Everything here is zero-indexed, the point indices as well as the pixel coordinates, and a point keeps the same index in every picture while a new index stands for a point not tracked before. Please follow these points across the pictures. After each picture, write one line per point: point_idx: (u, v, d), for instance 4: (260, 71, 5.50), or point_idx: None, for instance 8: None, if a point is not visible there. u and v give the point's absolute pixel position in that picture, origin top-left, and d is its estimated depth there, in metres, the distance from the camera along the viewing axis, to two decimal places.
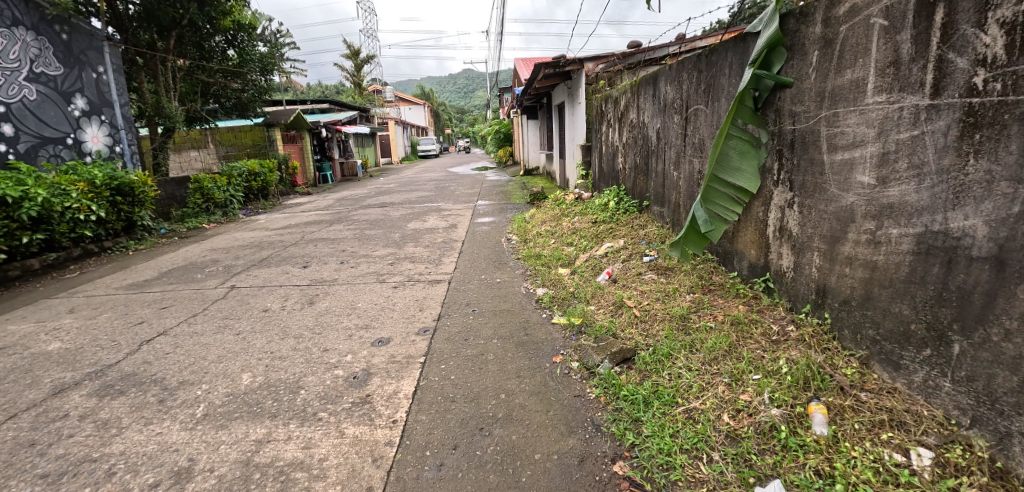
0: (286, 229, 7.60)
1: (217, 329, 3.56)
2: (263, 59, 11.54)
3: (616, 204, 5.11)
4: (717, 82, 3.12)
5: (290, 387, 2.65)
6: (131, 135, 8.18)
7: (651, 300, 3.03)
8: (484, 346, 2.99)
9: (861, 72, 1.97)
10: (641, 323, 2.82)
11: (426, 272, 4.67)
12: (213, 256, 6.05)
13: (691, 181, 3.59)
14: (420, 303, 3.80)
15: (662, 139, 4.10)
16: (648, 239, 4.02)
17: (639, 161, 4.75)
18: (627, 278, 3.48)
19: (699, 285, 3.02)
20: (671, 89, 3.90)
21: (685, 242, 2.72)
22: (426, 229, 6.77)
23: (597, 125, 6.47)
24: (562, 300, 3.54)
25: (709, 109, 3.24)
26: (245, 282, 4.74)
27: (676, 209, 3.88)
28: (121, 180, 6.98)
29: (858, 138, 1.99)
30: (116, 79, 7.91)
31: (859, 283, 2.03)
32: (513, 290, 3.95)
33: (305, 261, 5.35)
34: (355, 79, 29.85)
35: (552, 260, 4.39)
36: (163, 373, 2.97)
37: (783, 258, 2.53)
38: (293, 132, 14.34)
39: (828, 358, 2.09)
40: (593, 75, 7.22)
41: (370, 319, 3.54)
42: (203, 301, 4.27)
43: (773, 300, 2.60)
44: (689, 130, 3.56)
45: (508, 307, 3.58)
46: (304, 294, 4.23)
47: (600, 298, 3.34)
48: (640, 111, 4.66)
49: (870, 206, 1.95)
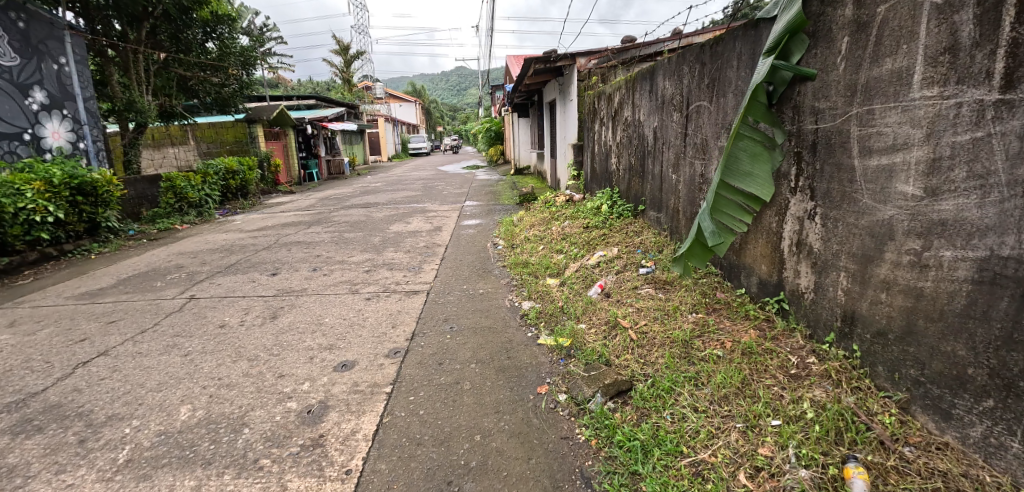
0: (262, 231, 7.19)
1: (163, 349, 3.16)
2: (244, 52, 11.03)
3: (608, 208, 4.78)
4: (723, 75, 2.78)
5: (233, 425, 2.27)
6: (96, 131, 7.69)
7: (649, 320, 2.70)
8: (461, 372, 2.63)
9: (905, 61, 1.65)
10: (638, 349, 2.47)
11: (404, 282, 4.30)
12: (177, 261, 5.62)
13: (692, 185, 3.26)
14: (393, 319, 3.43)
15: (660, 138, 3.77)
16: (644, 248, 3.69)
17: (634, 162, 4.42)
18: (621, 293, 3.13)
19: (702, 304, 2.69)
20: (670, 84, 3.56)
21: (688, 256, 2.40)
22: (409, 232, 6.39)
23: (590, 123, 6.13)
24: (550, 317, 3.20)
25: (713, 106, 2.90)
26: (206, 291, 4.34)
27: (675, 216, 3.56)
28: (83, 179, 6.48)
29: (901, 140, 1.68)
30: (80, 71, 7.44)
31: (899, 312, 1.73)
32: (496, 304, 3.59)
33: (275, 268, 4.95)
34: (344, 75, 29.25)
35: (541, 269, 4.04)
36: (91, 404, 2.57)
37: (801, 277, 2.21)
38: (276, 129, 13.89)
39: (860, 400, 1.79)
40: (586, 71, 6.87)
41: (336, 337, 3.17)
42: (155, 315, 3.86)
43: (788, 324, 2.28)
44: (691, 129, 3.22)
45: (490, 324, 3.23)
46: (267, 306, 3.84)
47: (592, 315, 3.00)
48: (636, 108, 4.32)
49: (914, 223, 1.65)
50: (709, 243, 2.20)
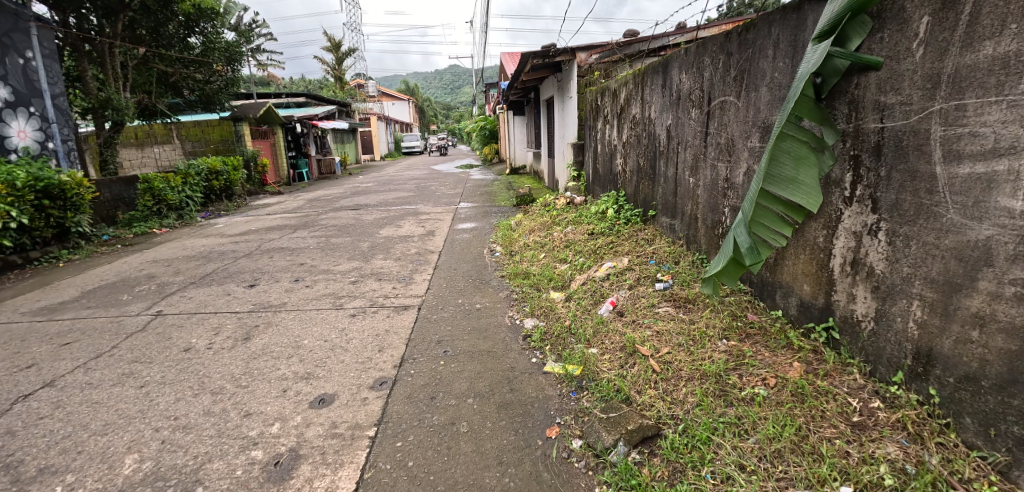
0: (243, 235, 6.80)
1: (117, 379, 2.84)
2: (230, 48, 10.57)
3: (615, 213, 4.43)
4: (755, 67, 2.44)
5: (183, 483, 1.94)
6: (68, 130, 7.13)
7: (672, 345, 2.36)
8: (456, 410, 2.28)
9: (1012, 44, 1.32)
10: (662, 383, 2.13)
11: (393, 295, 3.93)
12: (149, 270, 5.23)
13: (714, 189, 2.93)
14: (379, 341, 3.07)
15: (675, 138, 3.43)
16: (658, 258, 3.36)
17: (643, 164, 4.08)
18: (637, 311, 2.79)
19: (732, 327, 2.36)
20: (687, 78, 3.22)
21: (718, 274, 2.07)
22: (400, 237, 6.02)
23: (592, 121, 5.79)
24: (556, 339, 2.85)
25: (742, 101, 2.57)
26: (175, 307, 3.97)
27: (693, 223, 3.23)
28: (49, 180, 6.05)
29: (1006, 143, 1.34)
30: (49, 66, 6.90)
31: (997, 355, 1.40)
32: (494, 322, 3.24)
33: (253, 278, 4.58)
34: (334, 72, 28.61)
35: (543, 281, 3.69)
36: (23, 453, 2.22)
37: (856, 303, 1.87)
38: (264, 127, 13.44)
39: (947, 463, 1.46)
40: (586, 66, 6.53)
41: (314, 365, 2.81)
42: (115, 336, 3.50)
43: (840, 356, 1.95)
44: (713, 128, 2.89)
45: (488, 347, 2.88)
46: (240, 325, 3.48)
47: (605, 339, 2.65)
48: (646, 105, 3.98)
49: (1022, 247, 1.32)
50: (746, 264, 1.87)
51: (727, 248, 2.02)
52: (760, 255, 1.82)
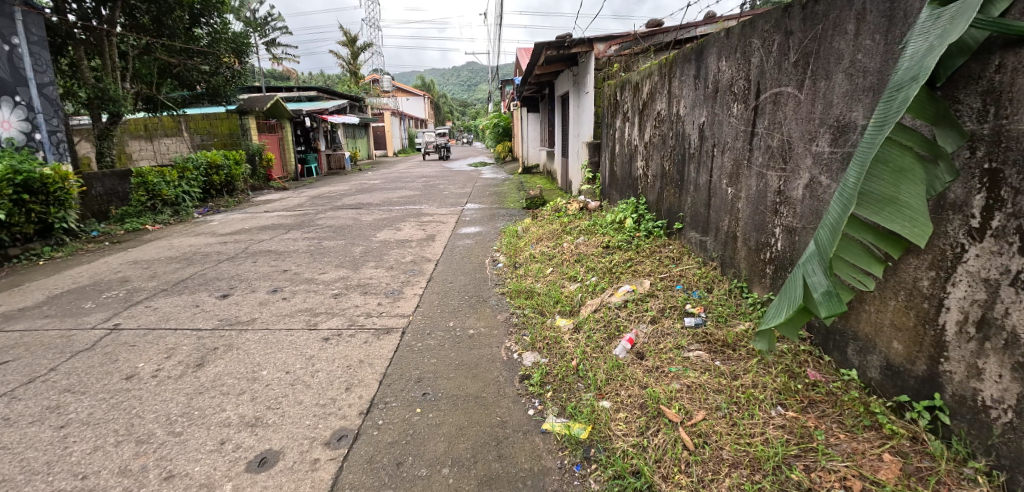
0: (234, 235, 6.38)
1: (36, 416, 2.36)
2: (238, 39, 10.20)
3: (634, 223, 3.88)
4: (825, 48, 1.91)
5: None
6: (56, 120, 6.76)
7: (708, 410, 1.84)
8: (426, 486, 1.76)
9: None
10: (699, 468, 1.61)
11: (377, 312, 3.44)
12: (124, 274, 4.80)
13: (759, 204, 2.39)
14: (348, 375, 2.56)
15: (709, 138, 2.88)
16: (687, 283, 2.80)
17: (669, 168, 3.52)
18: (660, 355, 2.26)
19: (787, 390, 1.84)
20: (728, 66, 2.66)
21: (776, 325, 1.50)
22: (397, 241, 5.54)
23: (610, 118, 5.22)
24: (560, 384, 2.32)
25: (805, 94, 2.03)
26: (135, 320, 3.51)
27: (730, 242, 2.68)
28: (30, 174, 5.66)
29: None
30: (36, 53, 6.54)
31: None
32: (487, 355, 2.71)
33: (229, 287, 4.13)
34: (349, 67, 28.31)
35: (548, 303, 3.16)
36: None
37: (984, 382, 1.37)
38: (272, 121, 13.14)
39: None
40: (605, 59, 5.96)
41: (266, 406, 2.32)
42: (58, 355, 3.02)
43: (954, 453, 1.44)
44: (760, 127, 2.35)
45: (476, 390, 2.37)
46: (197, 347, 3.00)
47: (620, 390, 2.12)
48: (673, 99, 3.43)
49: None
50: (821, 317, 1.31)
51: (791, 290, 1.47)
52: (843, 304, 1.25)
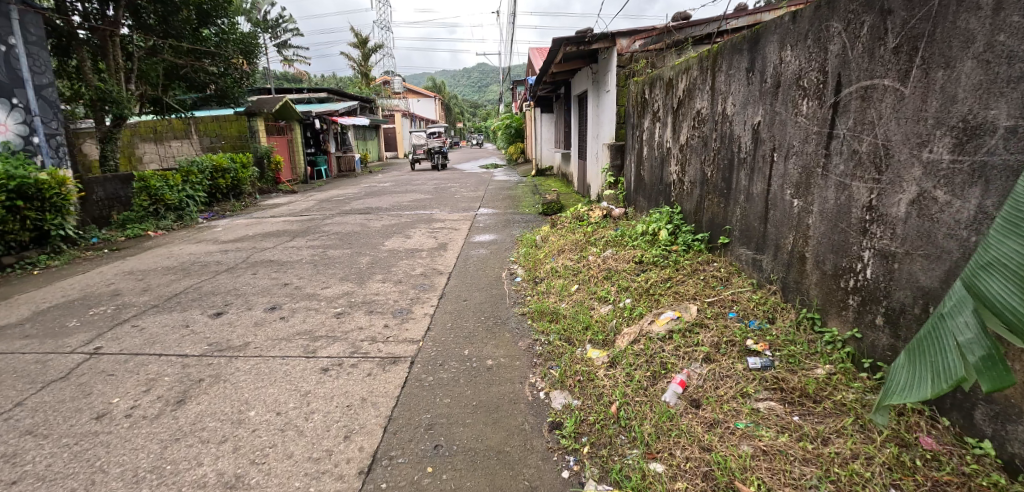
0: (236, 243, 6.09)
1: None
2: (245, 39, 9.93)
3: (668, 235, 3.49)
4: (943, 29, 1.51)
5: None
6: (55, 123, 6.53)
7: (797, 489, 1.46)
8: None
9: None
10: None
11: (383, 337, 3.07)
12: (116, 287, 4.50)
13: (838, 221, 1.98)
14: (348, 419, 2.20)
15: (767, 141, 2.47)
16: (742, 311, 2.41)
17: (711, 174, 3.12)
18: (722, 405, 1.86)
19: (900, 466, 1.45)
20: (794, 56, 2.26)
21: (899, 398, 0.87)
22: (407, 251, 5.19)
23: (636, 118, 4.82)
24: (600, 436, 1.93)
25: (911, 87, 1.63)
26: (118, 343, 3.18)
27: (796, 264, 2.27)
28: (24, 179, 5.40)
29: None
30: (34, 54, 6.31)
31: None
32: (509, 394, 2.33)
33: (224, 303, 3.80)
34: (360, 68, 28.14)
35: (577, 330, 2.77)
36: None
37: None
38: (281, 123, 12.90)
39: None
40: (628, 55, 5.54)
41: (250, 460, 1.96)
42: (28, 386, 2.70)
43: None
44: (842, 128, 1.94)
45: (498, 444, 1.98)
46: (181, 379, 2.65)
47: (676, 449, 1.73)
48: (718, 95, 3.02)
49: None
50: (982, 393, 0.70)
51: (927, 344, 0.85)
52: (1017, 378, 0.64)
